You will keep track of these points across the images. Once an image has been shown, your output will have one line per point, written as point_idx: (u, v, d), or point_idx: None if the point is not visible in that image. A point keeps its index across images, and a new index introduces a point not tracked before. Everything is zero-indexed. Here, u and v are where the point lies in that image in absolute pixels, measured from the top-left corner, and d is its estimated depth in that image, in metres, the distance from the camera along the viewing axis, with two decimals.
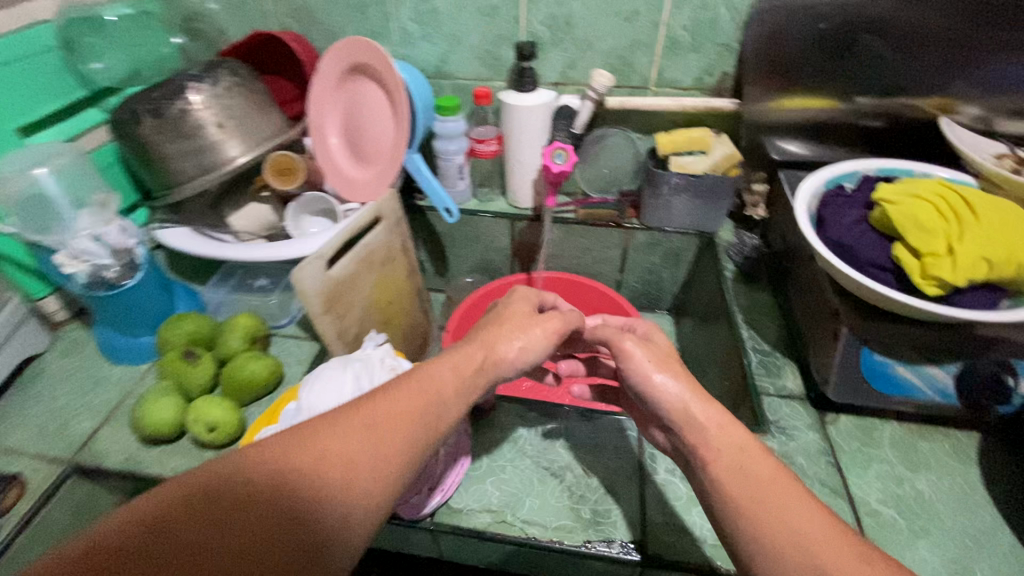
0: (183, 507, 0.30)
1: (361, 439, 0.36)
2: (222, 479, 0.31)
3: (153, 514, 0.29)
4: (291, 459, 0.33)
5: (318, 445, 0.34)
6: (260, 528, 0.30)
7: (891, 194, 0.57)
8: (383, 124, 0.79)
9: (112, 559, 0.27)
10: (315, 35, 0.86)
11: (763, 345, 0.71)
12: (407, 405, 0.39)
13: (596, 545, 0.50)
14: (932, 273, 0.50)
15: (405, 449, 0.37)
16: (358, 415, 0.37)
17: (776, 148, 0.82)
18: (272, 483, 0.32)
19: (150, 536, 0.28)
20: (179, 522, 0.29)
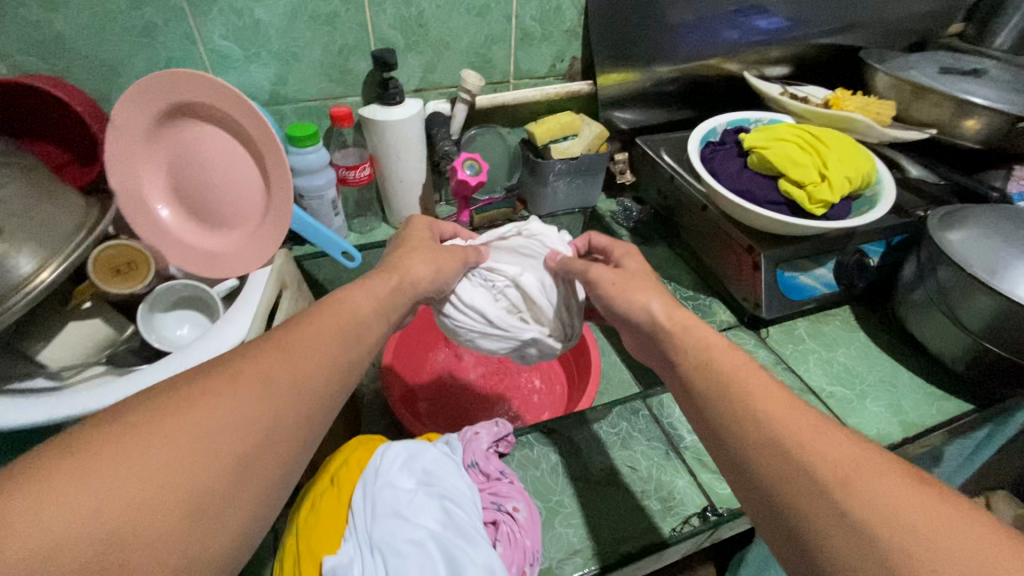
0: (183, 446, 0.32)
1: (308, 364, 0.40)
2: (208, 414, 0.34)
3: (160, 453, 0.31)
4: (189, 412, 0.33)
5: (262, 392, 0.37)
6: (235, 458, 0.34)
7: (759, 142, 0.69)
8: (241, 176, 0.63)
9: (140, 487, 0.29)
10: (78, 73, 0.62)
11: (687, 292, 0.80)
12: (342, 334, 0.44)
13: (680, 528, 0.52)
14: (820, 198, 0.63)
15: (340, 373, 0.43)
16: (298, 345, 0.41)
17: (621, 119, 0.91)
18: (229, 442, 0.34)
19: (167, 466, 0.31)
20: (185, 457, 0.31)
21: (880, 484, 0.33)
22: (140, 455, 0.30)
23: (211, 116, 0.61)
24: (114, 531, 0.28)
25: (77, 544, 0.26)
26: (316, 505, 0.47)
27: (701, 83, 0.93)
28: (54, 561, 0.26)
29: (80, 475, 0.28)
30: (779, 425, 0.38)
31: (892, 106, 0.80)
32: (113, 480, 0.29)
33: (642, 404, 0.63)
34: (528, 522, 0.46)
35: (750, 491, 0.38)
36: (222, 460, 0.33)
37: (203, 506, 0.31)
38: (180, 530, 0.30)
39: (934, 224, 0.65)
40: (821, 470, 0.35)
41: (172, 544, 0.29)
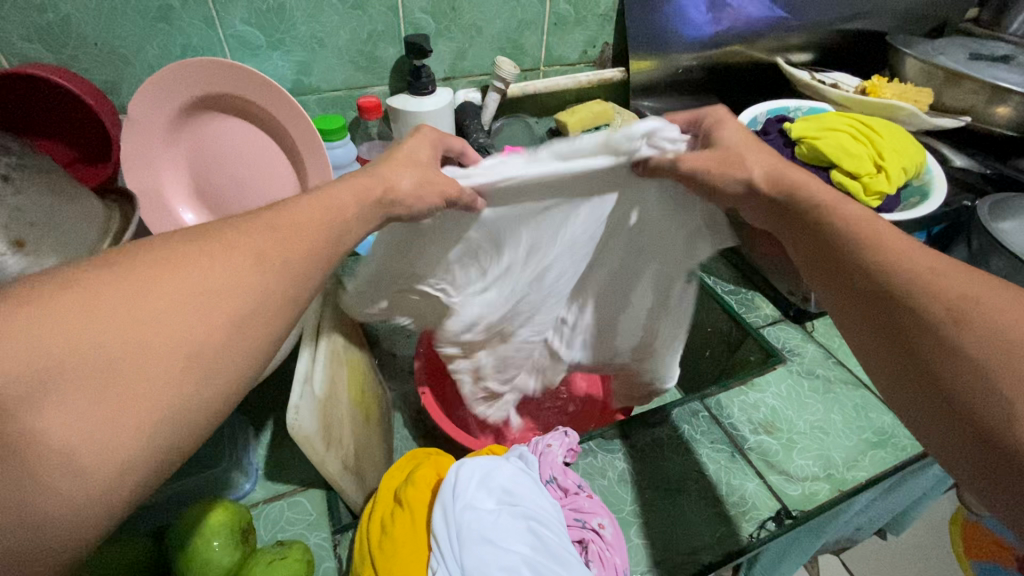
0: (145, 284, 0.27)
1: (272, 234, 0.34)
2: (166, 260, 0.29)
3: (120, 288, 0.26)
4: (155, 261, 0.29)
5: (225, 245, 0.31)
6: (214, 305, 0.29)
7: (808, 131, 0.68)
8: (273, 173, 0.59)
9: (99, 320, 0.25)
10: (87, 63, 0.57)
11: (728, 286, 0.78)
12: (310, 215, 0.37)
13: (759, 533, 0.51)
14: (875, 189, 0.63)
15: (312, 245, 0.36)
16: (260, 220, 0.35)
17: (649, 107, 0.88)
18: (197, 285, 0.29)
19: (131, 301, 0.26)
20: (152, 295, 0.27)
21: (1000, 306, 0.31)
22: (127, 300, 0.26)
23: (242, 110, 0.56)
24: (105, 365, 0.24)
25: (92, 349, 0.24)
26: (389, 529, 0.44)
27: (731, 70, 0.91)
28: (53, 379, 0.23)
29: (53, 302, 0.25)
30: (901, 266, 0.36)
31: (928, 94, 0.80)
32: (91, 316, 0.25)
33: (701, 404, 0.61)
34: (614, 534, 0.45)
35: (869, 319, 0.36)
36: (221, 312, 0.28)
37: (201, 353, 0.27)
38: (172, 374, 0.26)
39: (985, 212, 0.64)
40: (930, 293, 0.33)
41: (166, 387, 0.25)
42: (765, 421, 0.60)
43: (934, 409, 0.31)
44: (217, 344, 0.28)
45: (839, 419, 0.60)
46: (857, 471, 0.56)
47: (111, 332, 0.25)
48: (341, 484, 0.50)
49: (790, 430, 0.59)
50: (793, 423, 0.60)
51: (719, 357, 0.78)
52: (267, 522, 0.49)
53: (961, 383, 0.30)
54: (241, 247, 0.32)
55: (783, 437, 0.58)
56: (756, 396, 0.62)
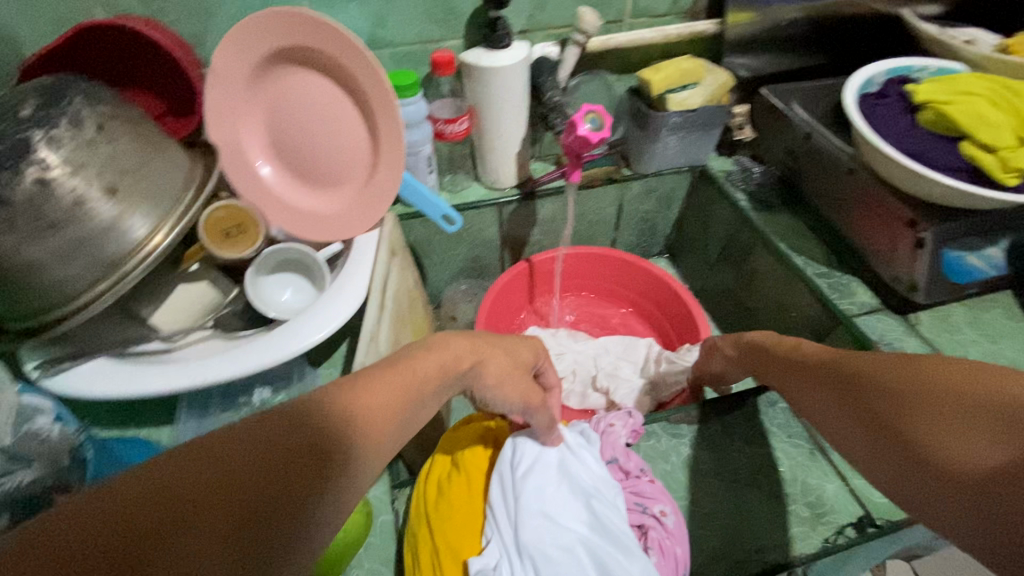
0: (208, 483, 0.26)
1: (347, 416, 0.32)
2: (238, 451, 0.28)
3: (178, 488, 0.25)
4: (224, 447, 0.28)
5: (295, 435, 0.30)
6: (262, 509, 0.27)
7: (937, 95, 0.59)
8: (347, 128, 0.59)
9: (152, 536, 0.24)
10: (175, 14, 0.58)
11: (821, 267, 0.69)
12: (394, 385, 0.36)
13: (835, 540, 0.46)
14: (1016, 165, 0.53)
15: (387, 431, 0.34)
16: (343, 398, 0.33)
17: (743, 65, 0.79)
18: (255, 480, 0.27)
19: (184, 505, 0.25)
20: (208, 499, 0.25)
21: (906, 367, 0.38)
22: (162, 507, 0.24)
23: (317, 63, 0.56)
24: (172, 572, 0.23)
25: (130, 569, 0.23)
26: (445, 492, 0.44)
27: (845, 22, 0.80)
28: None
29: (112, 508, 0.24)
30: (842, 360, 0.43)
31: None
32: (176, 519, 0.24)
33: (779, 395, 0.56)
34: (676, 525, 0.42)
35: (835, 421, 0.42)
36: (306, 479, 0.29)
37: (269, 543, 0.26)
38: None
39: None
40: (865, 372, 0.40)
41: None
42: None
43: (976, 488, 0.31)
44: (303, 519, 0.28)
45: None
46: None
47: (196, 528, 0.24)
48: None
49: None
50: None
51: None
52: None
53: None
54: (315, 433, 0.30)
55: None
56: None
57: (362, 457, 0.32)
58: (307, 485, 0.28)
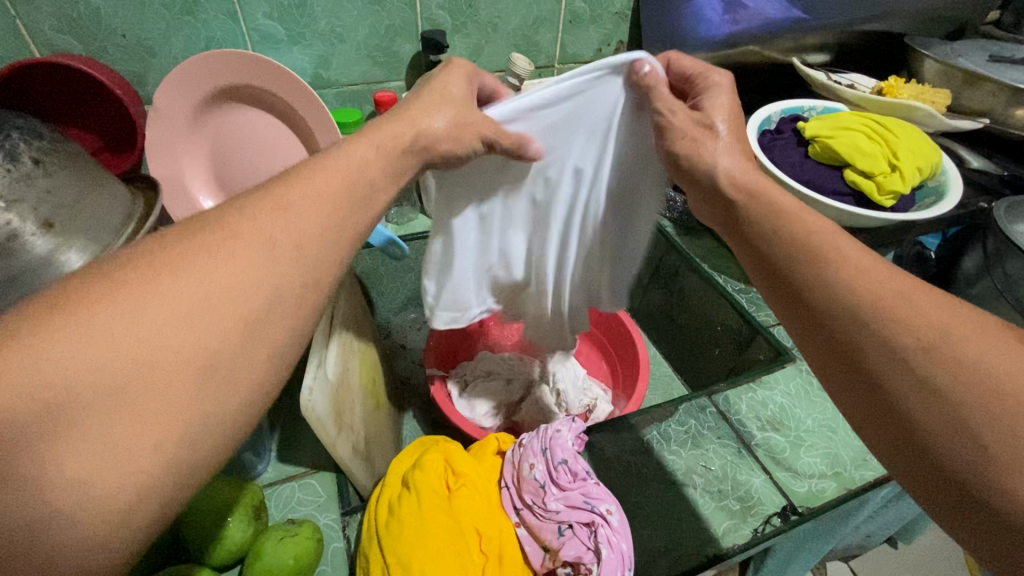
0: (141, 290, 0.27)
1: (281, 218, 0.33)
2: (173, 260, 0.28)
3: (120, 294, 0.26)
4: (158, 265, 0.28)
5: (232, 243, 0.30)
6: (210, 316, 0.28)
7: (822, 129, 0.68)
8: (293, 161, 0.61)
9: (100, 337, 0.25)
10: (115, 54, 0.59)
11: (738, 284, 0.78)
12: (336, 186, 0.36)
13: (762, 529, 0.51)
14: (890, 189, 0.63)
15: (327, 230, 0.34)
16: (277, 201, 0.33)
17: None
18: (190, 290, 0.28)
19: (129, 312, 0.26)
20: (148, 304, 0.26)
21: (979, 341, 0.30)
22: (116, 325, 0.25)
23: (262, 101, 0.58)
24: (114, 383, 0.24)
25: (79, 397, 0.24)
26: (397, 512, 0.45)
27: (746, 69, 0.91)
28: (55, 418, 0.23)
29: (57, 330, 0.24)
30: (891, 307, 0.32)
31: (946, 95, 0.79)
32: (124, 338, 0.25)
33: (707, 399, 0.61)
34: (620, 524, 0.45)
35: (843, 361, 0.34)
36: (245, 293, 0.29)
37: (215, 362, 0.27)
38: (168, 406, 0.25)
39: (1001, 214, 0.63)
40: (908, 339, 0.31)
41: (184, 411, 0.26)
42: (773, 418, 0.60)
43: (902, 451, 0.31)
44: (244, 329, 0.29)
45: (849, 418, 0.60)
46: (864, 470, 0.55)
47: (144, 341, 0.25)
48: (351, 468, 0.51)
49: (798, 428, 0.59)
50: (801, 421, 0.60)
51: (729, 355, 0.78)
52: (279, 503, 0.50)
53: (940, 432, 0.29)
54: (252, 235, 0.31)
55: (791, 434, 0.58)
56: (764, 394, 0.62)
57: (306, 259, 0.32)
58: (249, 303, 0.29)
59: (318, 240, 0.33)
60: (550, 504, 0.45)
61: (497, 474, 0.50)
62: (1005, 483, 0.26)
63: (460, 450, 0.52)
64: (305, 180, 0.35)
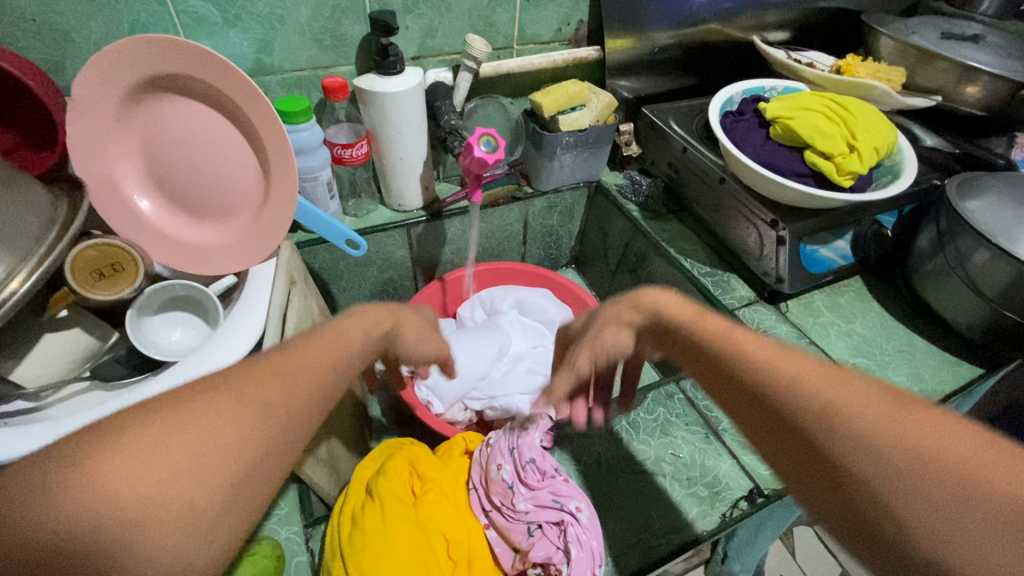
0: (156, 437, 0.29)
1: (273, 379, 0.35)
2: (187, 411, 0.31)
3: (134, 443, 0.28)
4: (166, 414, 0.30)
5: (237, 397, 0.33)
6: (217, 475, 0.30)
7: (783, 111, 0.68)
8: (230, 154, 0.57)
9: (115, 488, 0.26)
10: (25, 39, 0.53)
11: (705, 267, 0.77)
12: (321, 354, 0.39)
13: (731, 513, 0.51)
14: (848, 170, 0.63)
15: (312, 397, 0.37)
16: (268, 362, 0.36)
17: (624, 87, 0.87)
18: (196, 439, 0.30)
19: (142, 458, 0.28)
20: (159, 456, 0.28)
21: (868, 407, 0.31)
22: (132, 475, 0.27)
23: (196, 91, 0.54)
24: (120, 526, 0.26)
25: (88, 540, 0.25)
26: (359, 522, 0.43)
27: (708, 48, 0.89)
28: (62, 556, 0.25)
29: (74, 474, 0.26)
30: (785, 379, 0.35)
31: (901, 73, 0.80)
32: (137, 490, 0.27)
33: (676, 386, 0.61)
34: (590, 518, 0.43)
35: (783, 447, 0.35)
36: (239, 455, 0.31)
37: (202, 517, 0.29)
38: (165, 555, 0.27)
39: (954, 191, 0.64)
40: (808, 406, 0.33)
41: (170, 558, 0.27)
42: None
43: (848, 531, 0.31)
44: (233, 495, 0.30)
45: None
46: None
47: (157, 493, 0.27)
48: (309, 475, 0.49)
49: None
50: None
51: None
52: None
53: (867, 503, 0.29)
54: (252, 397, 0.33)
55: None
56: None
57: (287, 419, 0.34)
58: (246, 465, 0.31)
59: (304, 398, 0.36)
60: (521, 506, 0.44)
61: (465, 475, 0.49)
62: (914, 548, 0.27)
63: (426, 453, 0.50)
64: (295, 354, 0.38)
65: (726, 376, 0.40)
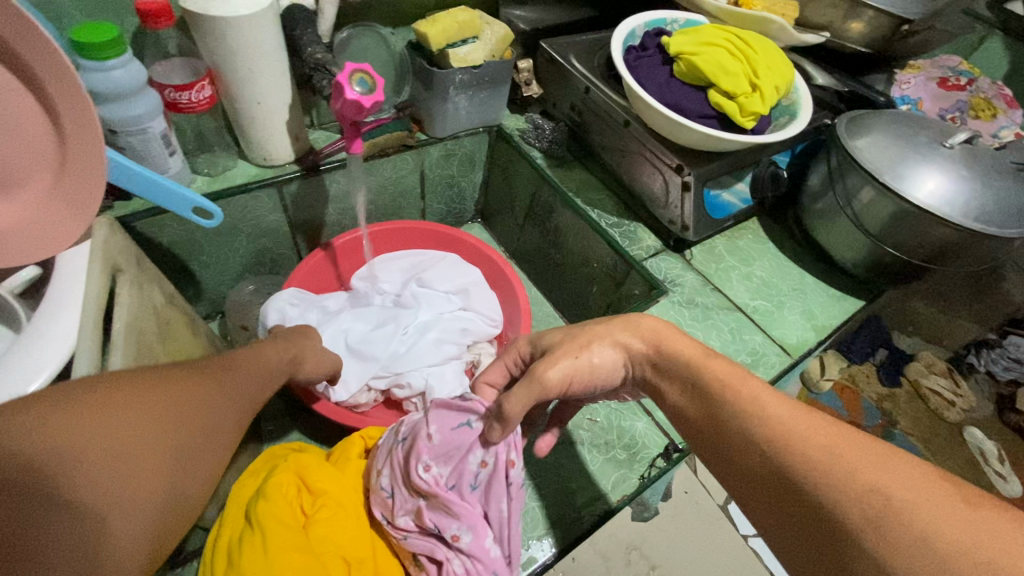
0: (150, 380, 0.36)
1: (234, 374, 0.43)
2: (169, 373, 0.38)
3: (132, 382, 0.35)
4: (154, 378, 0.36)
5: (208, 374, 0.40)
6: (194, 419, 0.37)
7: (686, 47, 0.64)
8: (3, 106, 0.41)
9: (131, 400, 0.34)
10: None
11: (611, 218, 0.73)
12: (258, 365, 0.47)
13: (648, 473, 0.50)
14: (750, 110, 0.61)
15: (254, 395, 0.44)
16: (223, 362, 0.44)
17: (520, 17, 0.79)
18: (185, 389, 0.37)
19: (139, 392, 0.35)
20: (155, 390, 0.35)
21: (907, 486, 0.31)
22: (140, 401, 0.34)
23: None
24: (118, 464, 0.31)
25: (107, 449, 0.31)
26: (238, 562, 0.36)
27: None
28: (88, 458, 0.30)
29: (98, 398, 0.32)
30: (816, 454, 0.34)
31: (795, 8, 0.78)
32: (142, 418, 0.33)
33: None
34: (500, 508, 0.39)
35: (779, 517, 0.34)
36: (211, 415, 0.38)
37: (183, 450, 0.35)
38: (164, 473, 0.33)
39: (843, 131, 0.65)
40: (848, 502, 0.31)
41: (164, 478, 0.33)
42: None
43: None
44: (208, 440, 0.38)
45: (718, 346, 0.61)
46: None
47: (160, 419, 0.35)
48: None
49: None
50: None
51: (606, 292, 0.76)
52: None
53: None
54: (215, 378, 0.41)
55: None
56: None
57: (245, 400, 0.43)
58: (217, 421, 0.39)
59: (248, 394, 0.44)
60: (397, 520, 0.39)
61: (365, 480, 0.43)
62: None
63: (318, 459, 0.43)
64: (237, 358, 0.45)
65: (723, 446, 0.38)
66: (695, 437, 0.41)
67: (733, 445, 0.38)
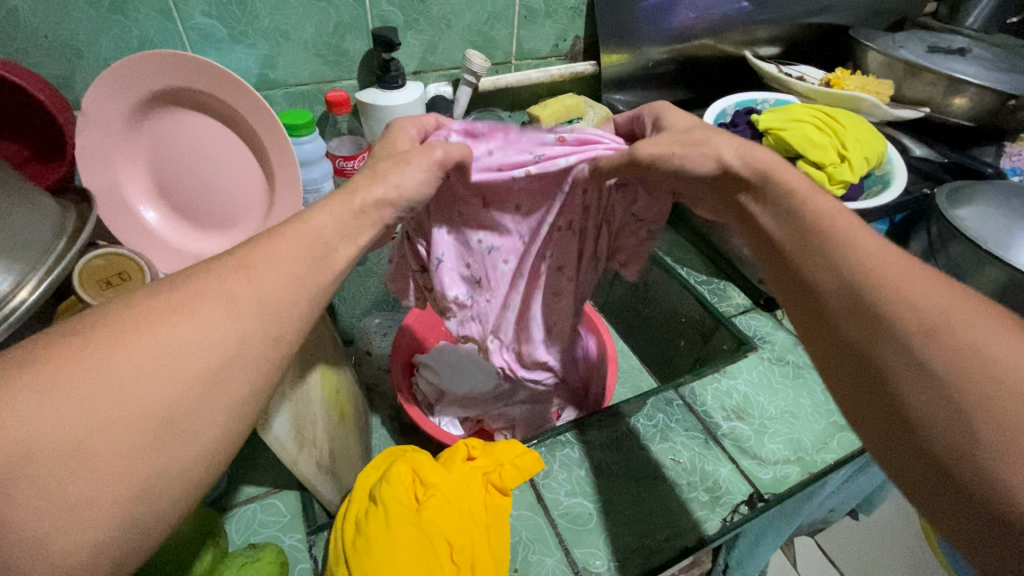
0: (129, 326, 0.28)
1: (263, 279, 0.33)
2: (156, 306, 0.30)
3: (110, 330, 0.28)
4: (139, 320, 0.29)
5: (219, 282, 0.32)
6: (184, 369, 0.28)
7: (774, 122, 0.70)
8: (242, 171, 0.59)
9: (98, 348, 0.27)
10: (37, 55, 0.55)
11: (702, 277, 0.79)
12: (294, 252, 0.36)
13: (730, 517, 0.52)
14: (839, 178, 0.65)
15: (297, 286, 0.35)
16: (242, 263, 0.34)
17: (620, 100, 0.88)
18: (172, 331, 0.29)
19: (111, 347, 0.27)
20: (135, 338, 0.28)
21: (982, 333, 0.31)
22: (112, 364, 0.27)
23: (203, 105, 0.55)
24: (72, 441, 0.24)
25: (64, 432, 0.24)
26: (364, 529, 0.44)
27: (700, 63, 0.91)
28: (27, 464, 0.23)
29: (59, 368, 0.26)
30: (895, 284, 0.35)
31: (889, 86, 0.82)
32: (111, 388, 0.26)
33: (675, 393, 0.62)
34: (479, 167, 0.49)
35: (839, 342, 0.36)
36: (218, 343, 0.30)
37: (175, 412, 0.27)
38: (147, 442, 0.26)
39: (943, 200, 0.65)
40: (908, 322, 0.33)
41: (144, 453, 0.26)
42: (737, 407, 0.61)
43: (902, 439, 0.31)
44: (213, 381, 0.29)
45: (809, 404, 0.62)
46: (825, 453, 0.57)
47: (131, 385, 0.27)
48: (314, 484, 0.48)
49: (761, 415, 0.60)
50: (764, 408, 0.61)
51: (693, 346, 0.79)
52: (240, 525, 0.48)
53: (943, 414, 0.29)
54: (224, 285, 0.32)
55: (755, 422, 0.59)
56: (728, 383, 0.63)
57: (282, 307, 0.33)
58: (224, 354, 0.30)
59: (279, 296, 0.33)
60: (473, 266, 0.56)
61: (468, 483, 0.49)
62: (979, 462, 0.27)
63: (428, 460, 0.51)
64: (269, 249, 0.35)
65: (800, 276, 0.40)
66: (783, 258, 0.41)
67: (818, 271, 0.38)
